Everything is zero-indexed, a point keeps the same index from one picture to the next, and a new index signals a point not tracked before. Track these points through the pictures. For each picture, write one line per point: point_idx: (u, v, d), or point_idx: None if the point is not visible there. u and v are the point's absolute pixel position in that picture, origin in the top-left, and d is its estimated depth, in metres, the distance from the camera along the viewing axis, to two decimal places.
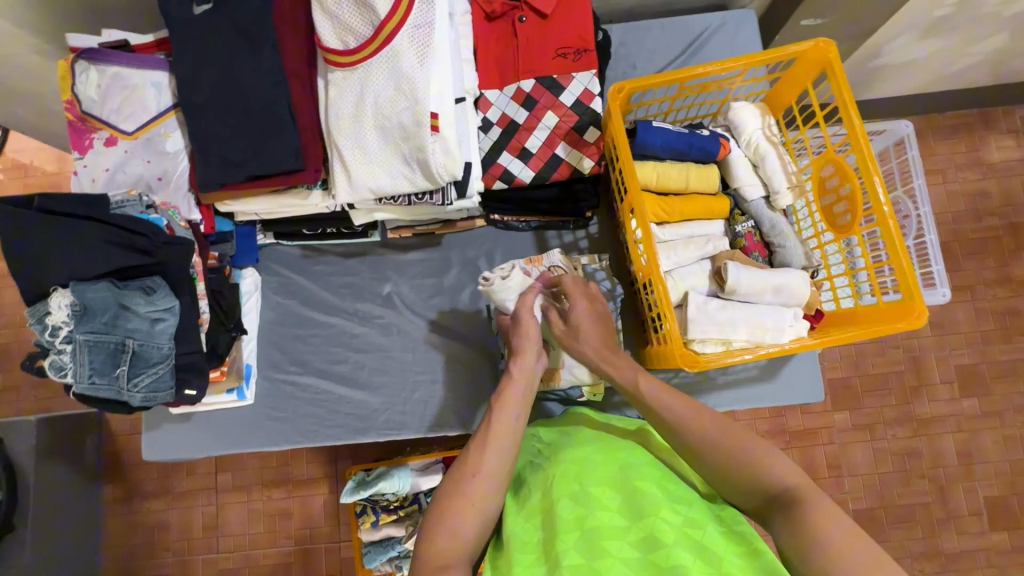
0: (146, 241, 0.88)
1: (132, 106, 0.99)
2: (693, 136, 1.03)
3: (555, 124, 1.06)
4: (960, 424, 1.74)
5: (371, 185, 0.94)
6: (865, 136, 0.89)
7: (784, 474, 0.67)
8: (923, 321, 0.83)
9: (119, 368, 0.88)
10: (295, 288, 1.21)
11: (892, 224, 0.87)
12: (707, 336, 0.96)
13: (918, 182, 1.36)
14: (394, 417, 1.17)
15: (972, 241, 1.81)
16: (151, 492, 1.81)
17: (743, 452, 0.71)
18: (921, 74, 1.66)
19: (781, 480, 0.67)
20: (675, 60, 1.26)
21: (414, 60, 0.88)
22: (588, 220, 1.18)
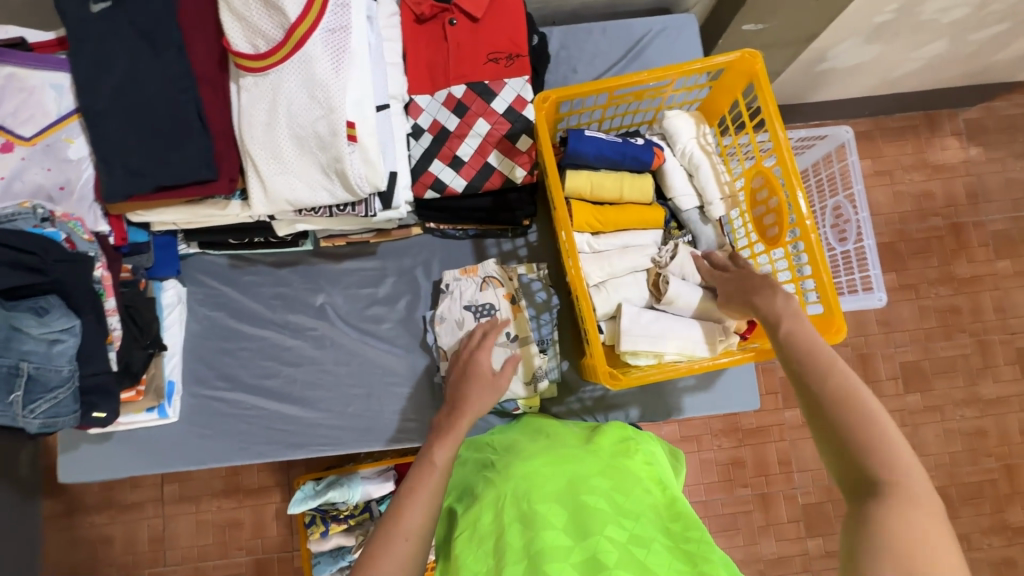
0: (38, 259, 0.82)
1: (29, 109, 0.92)
2: (626, 145, 1.01)
3: (486, 131, 1.03)
4: (903, 419, 1.79)
5: (288, 196, 0.89)
6: (790, 149, 0.88)
7: (895, 468, 0.56)
8: (841, 335, 0.83)
9: (13, 394, 0.83)
10: (222, 299, 1.16)
11: (815, 239, 0.87)
12: (637, 348, 0.96)
13: (858, 187, 1.39)
14: (329, 432, 1.13)
15: (917, 241, 1.86)
16: (93, 506, 1.74)
17: (887, 430, 0.59)
18: (867, 77, 1.69)
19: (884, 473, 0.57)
20: (616, 64, 1.24)
21: (328, 66, 0.84)
22: (527, 228, 1.16)
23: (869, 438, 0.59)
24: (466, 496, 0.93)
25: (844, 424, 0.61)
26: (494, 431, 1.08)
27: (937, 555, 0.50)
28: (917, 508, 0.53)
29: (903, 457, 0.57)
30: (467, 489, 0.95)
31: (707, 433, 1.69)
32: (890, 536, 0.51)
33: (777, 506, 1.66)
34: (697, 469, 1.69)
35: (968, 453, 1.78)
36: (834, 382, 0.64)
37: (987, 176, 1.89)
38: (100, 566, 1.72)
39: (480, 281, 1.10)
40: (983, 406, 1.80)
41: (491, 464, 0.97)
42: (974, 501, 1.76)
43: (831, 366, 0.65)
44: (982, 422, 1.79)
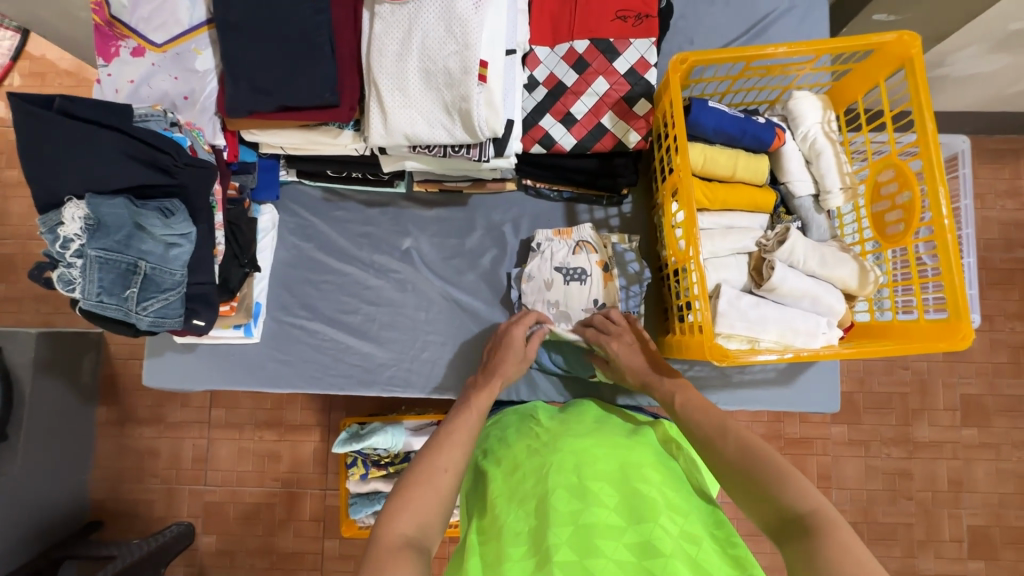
0: (169, 160, 0.84)
1: (163, 16, 0.94)
2: (748, 122, 0.98)
3: (604, 91, 1.00)
4: (956, 452, 1.72)
5: (407, 130, 0.89)
6: (937, 143, 0.84)
7: (805, 498, 0.64)
8: (967, 343, 0.80)
9: (129, 290, 0.85)
10: (312, 231, 1.18)
11: (950, 240, 0.83)
12: (734, 331, 0.93)
13: (965, 203, 1.31)
14: (400, 374, 1.15)
15: (999, 271, 1.76)
16: (144, 419, 1.80)
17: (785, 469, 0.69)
18: (979, 90, 1.59)
19: (802, 504, 0.64)
20: (735, 40, 1.18)
21: (469, 2, 0.83)
22: (623, 197, 1.14)
23: (775, 482, 0.67)
24: (507, 460, 0.92)
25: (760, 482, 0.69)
26: (540, 404, 1.08)
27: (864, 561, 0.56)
28: (842, 528, 0.60)
29: (801, 484, 0.66)
30: (507, 455, 0.94)
31: None
32: (836, 559, 0.57)
33: None
34: None
35: (1020, 497, 1.71)
36: (730, 443, 0.75)
37: None
38: (145, 476, 1.79)
39: (573, 244, 1.08)
40: None
41: (537, 434, 0.96)
42: (1018, 546, 1.70)
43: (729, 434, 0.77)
44: None
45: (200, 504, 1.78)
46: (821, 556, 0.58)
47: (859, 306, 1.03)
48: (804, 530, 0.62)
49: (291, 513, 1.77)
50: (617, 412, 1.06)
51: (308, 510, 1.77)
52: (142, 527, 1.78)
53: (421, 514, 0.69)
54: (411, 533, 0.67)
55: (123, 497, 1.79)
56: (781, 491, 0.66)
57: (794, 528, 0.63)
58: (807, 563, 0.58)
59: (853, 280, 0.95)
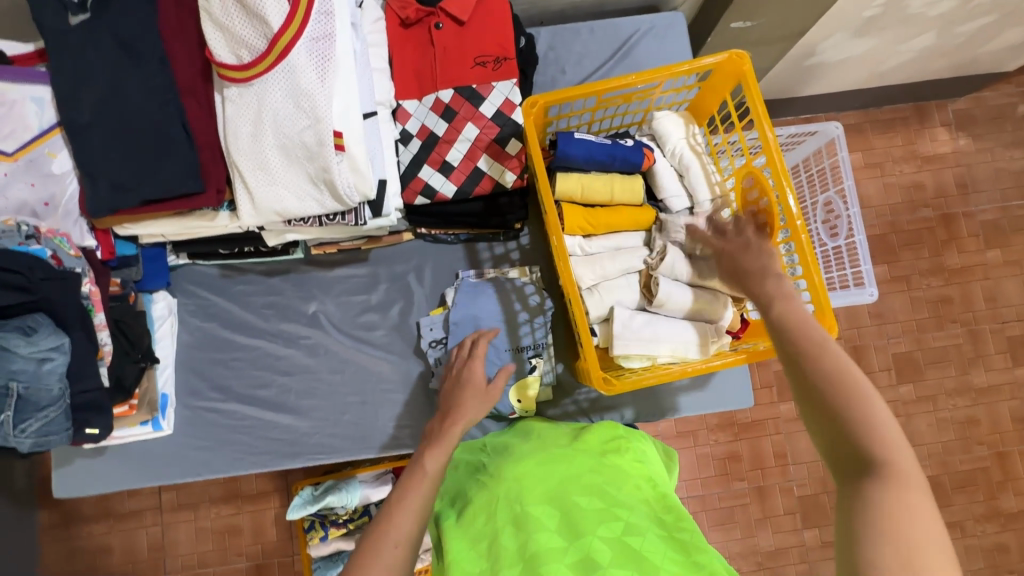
0: (22, 278, 0.82)
1: (11, 123, 0.91)
2: (616, 147, 1.01)
3: (475, 136, 1.02)
4: (897, 409, 1.80)
5: (276, 206, 0.89)
6: (778, 149, 0.89)
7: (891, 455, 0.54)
8: (832, 335, 0.84)
9: (2, 414, 0.82)
10: (213, 309, 1.15)
11: (805, 239, 0.88)
12: (630, 351, 0.96)
13: (849, 183, 1.39)
14: (325, 440, 1.13)
15: (906, 232, 1.87)
16: (90, 516, 1.71)
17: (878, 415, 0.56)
18: (856, 71, 1.68)
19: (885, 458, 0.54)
20: (603, 65, 1.23)
21: (313, 76, 0.83)
22: (518, 231, 1.16)
23: (866, 424, 0.56)
24: (456, 499, 0.91)
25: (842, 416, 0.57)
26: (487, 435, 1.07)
27: (930, 540, 0.48)
28: (920, 495, 0.51)
29: (893, 438, 0.55)
30: (458, 491, 0.92)
31: (702, 429, 1.76)
32: (903, 524, 0.48)
33: (773, 498, 1.73)
34: (695, 463, 1.74)
35: (960, 442, 1.80)
36: (826, 364, 0.60)
37: (977, 166, 1.90)
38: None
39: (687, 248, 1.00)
40: (974, 394, 1.81)
41: (482, 465, 0.95)
42: (967, 489, 1.78)
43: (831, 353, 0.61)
44: (972, 410, 1.81)
45: None
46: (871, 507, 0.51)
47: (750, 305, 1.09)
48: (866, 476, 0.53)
49: None
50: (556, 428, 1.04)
51: None
52: None
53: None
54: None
55: None
56: (867, 440, 0.55)
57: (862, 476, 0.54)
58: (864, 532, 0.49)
59: None
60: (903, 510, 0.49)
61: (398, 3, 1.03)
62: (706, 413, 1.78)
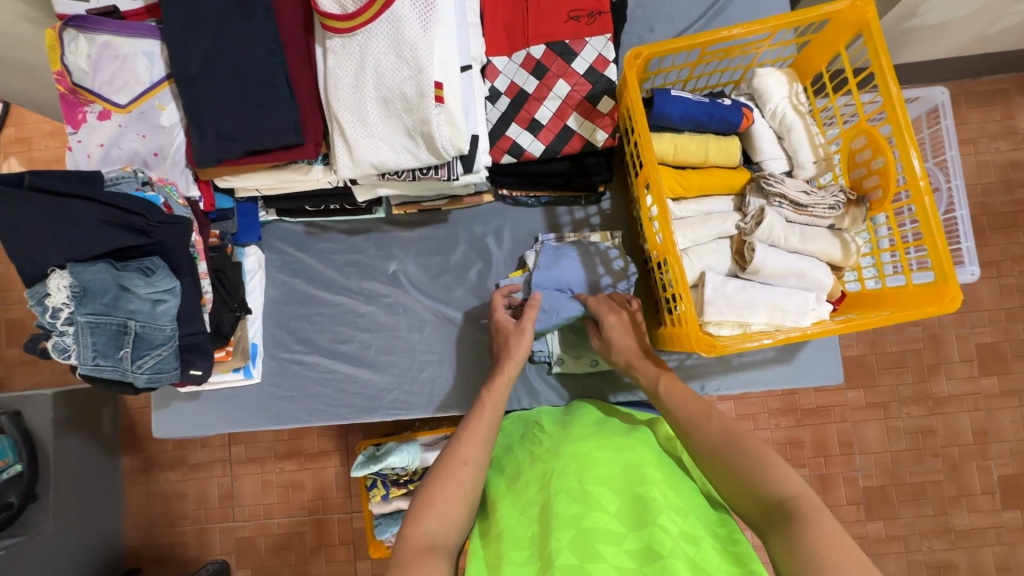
0: (143, 221, 0.86)
1: (124, 77, 0.95)
2: (714, 106, 0.97)
3: (566, 94, 1.00)
4: (978, 403, 1.70)
5: (373, 159, 0.90)
6: (902, 104, 0.82)
7: (786, 484, 0.67)
8: (957, 305, 0.78)
9: (122, 350, 0.87)
10: (299, 265, 1.19)
11: (928, 203, 0.81)
12: (723, 317, 0.93)
13: (951, 154, 1.29)
14: (401, 397, 1.15)
15: (1000, 214, 1.73)
16: (167, 463, 1.82)
17: (769, 461, 0.70)
18: (958, 36, 1.55)
19: (781, 490, 0.67)
20: (694, 23, 1.17)
21: (417, 26, 0.83)
22: (600, 194, 1.14)
23: (762, 471, 0.69)
24: (509, 466, 0.91)
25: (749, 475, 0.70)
26: (542, 410, 1.07)
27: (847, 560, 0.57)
28: (823, 516, 0.62)
29: (784, 473, 0.68)
30: (509, 463, 0.92)
31: (763, 412, 1.71)
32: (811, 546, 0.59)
33: (836, 488, 1.69)
34: None
35: None
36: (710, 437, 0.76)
37: None
38: (176, 519, 1.80)
39: (806, 184, 0.96)
40: None
41: (539, 439, 0.94)
42: None
43: (721, 428, 0.76)
44: None
45: (231, 540, 1.79)
46: (801, 549, 0.59)
47: (848, 276, 1.03)
48: (782, 519, 0.64)
49: (321, 540, 1.78)
50: (623, 410, 1.04)
51: (337, 535, 1.78)
52: (178, 569, 1.79)
53: (446, 511, 0.72)
54: (435, 532, 0.70)
55: (157, 543, 1.80)
56: (766, 480, 0.68)
57: (779, 519, 0.64)
58: (792, 551, 0.60)
59: (836, 253, 0.94)
60: (811, 529, 0.61)
61: None
62: (767, 396, 1.74)
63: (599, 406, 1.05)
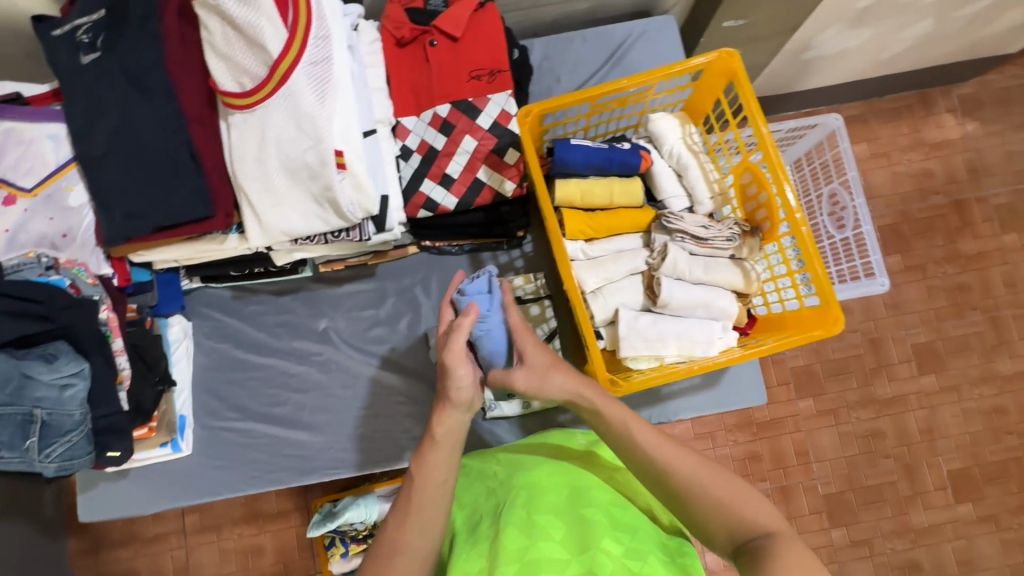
0: (43, 307, 0.85)
1: (29, 161, 0.95)
2: (613, 151, 1.02)
3: (474, 148, 1.04)
4: (921, 401, 1.76)
5: (283, 226, 0.92)
6: (773, 144, 0.89)
7: (764, 519, 0.69)
8: (839, 327, 0.83)
9: (28, 440, 0.85)
10: (228, 330, 1.18)
11: (806, 232, 0.87)
12: (638, 352, 0.96)
13: (852, 174, 1.39)
14: (339, 455, 1.14)
15: (918, 220, 1.84)
16: (117, 541, 1.73)
17: (739, 498, 0.71)
18: (855, 62, 1.68)
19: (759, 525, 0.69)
20: (598, 72, 1.24)
21: (314, 99, 0.86)
22: (521, 238, 1.17)
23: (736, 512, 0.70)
24: (465, 507, 0.91)
25: (723, 518, 0.70)
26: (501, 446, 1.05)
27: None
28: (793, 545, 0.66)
29: (756, 506, 0.70)
30: (466, 509, 0.91)
31: (719, 430, 1.74)
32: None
33: (797, 498, 1.71)
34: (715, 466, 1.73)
35: (989, 432, 1.75)
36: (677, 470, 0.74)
37: (987, 150, 1.87)
38: None
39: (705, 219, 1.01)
40: (1000, 382, 1.77)
41: (493, 474, 0.94)
42: (999, 481, 1.73)
43: (696, 467, 0.74)
44: (999, 399, 1.76)
45: None
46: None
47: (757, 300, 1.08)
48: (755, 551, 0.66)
49: None
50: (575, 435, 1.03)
51: None
52: None
53: None
54: None
55: None
56: (744, 514, 0.69)
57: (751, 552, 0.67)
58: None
59: (738, 281, 0.99)
60: (792, 559, 0.63)
61: (392, 23, 1.05)
62: (722, 413, 1.77)
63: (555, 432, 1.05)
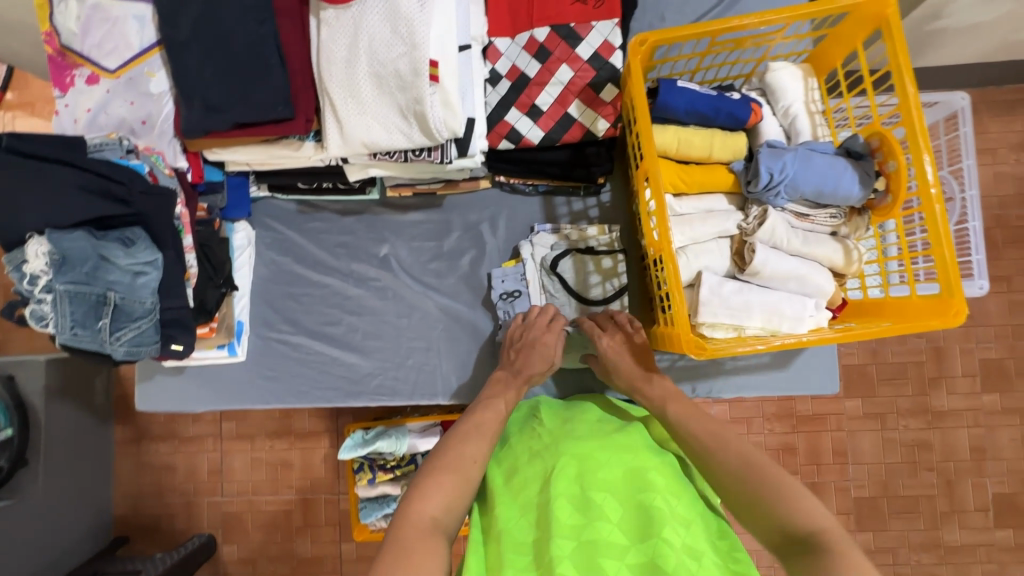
0: (123, 190, 0.85)
1: (113, 40, 0.92)
2: (721, 100, 0.93)
3: (569, 79, 0.96)
4: (978, 419, 1.65)
5: (364, 138, 0.87)
6: (918, 106, 0.79)
7: (812, 518, 0.64)
8: (961, 320, 0.76)
9: (100, 321, 0.85)
10: (288, 244, 1.16)
11: (939, 211, 0.78)
12: (717, 320, 0.90)
13: (968, 162, 1.25)
14: (387, 382, 1.13)
15: (1014, 229, 1.67)
16: (159, 435, 1.80)
17: (789, 490, 0.67)
18: (982, 41, 1.47)
19: (806, 524, 0.64)
20: (708, 13, 1.12)
21: (413, 0, 0.80)
22: (600, 186, 1.10)
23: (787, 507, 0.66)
24: (507, 459, 0.88)
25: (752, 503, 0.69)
26: (546, 403, 1.01)
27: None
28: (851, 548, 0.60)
29: (805, 502, 0.65)
30: (508, 461, 0.87)
31: (759, 416, 1.68)
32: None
33: (827, 496, 1.66)
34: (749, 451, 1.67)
35: None
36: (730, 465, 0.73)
37: None
38: (164, 491, 1.80)
39: None
40: None
41: (538, 432, 0.90)
42: None
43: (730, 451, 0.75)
44: None
45: (218, 515, 1.79)
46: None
47: (851, 284, 1.00)
48: (803, 551, 0.62)
49: (307, 520, 1.77)
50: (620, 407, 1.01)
51: (323, 516, 1.77)
52: (166, 540, 1.79)
53: (445, 501, 0.70)
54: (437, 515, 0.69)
55: (145, 513, 1.80)
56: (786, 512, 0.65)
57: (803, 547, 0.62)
58: None
59: (838, 258, 0.91)
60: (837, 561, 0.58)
61: None
62: (764, 401, 1.70)
63: (599, 404, 1.02)
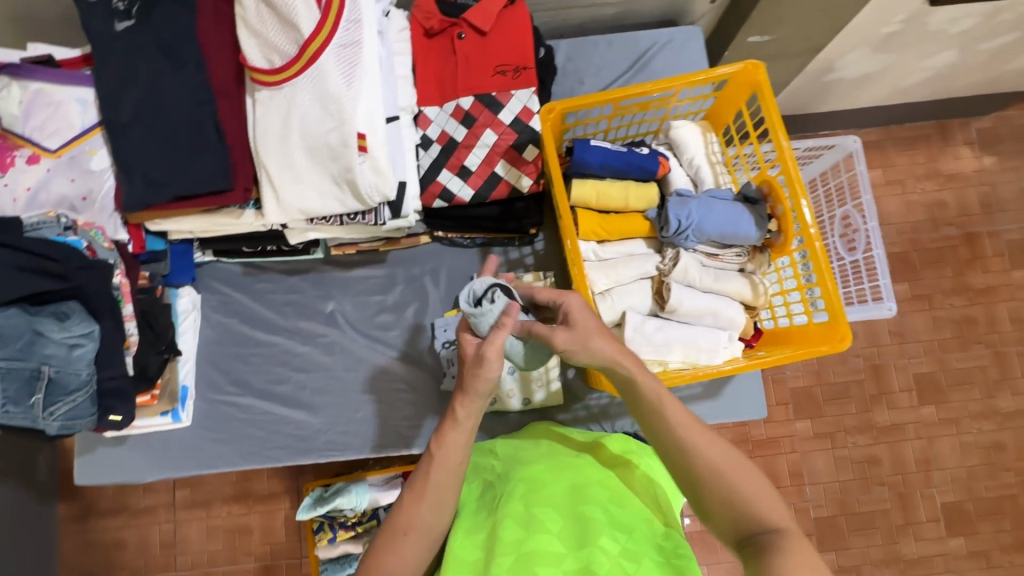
0: (61, 266, 0.87)
1: (55, 122, 0.96)
2: (631, 154, 1.02)
3: (494, 142, 1.05)
4: (919, 431, 1.74)
5: (299, 205, 0.93)
6: (792, 159, 0.91)
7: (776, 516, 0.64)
8: (847, 344, 0.85)
9: (34, 397, 0.86)
10: (235, 306, 1.19)
11: (819, 248, 0.89)
12: (642, 355, 0.97)
13: (866, 198, 1.38)
14: (337, 437, 1.14)
15: (929, 250, 1.82)
16: (107, 510, 1.72)
17: (756, 486, 0.66)
18: (874, 88, 1.66)
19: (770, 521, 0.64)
20: (621, 76, 1.25)
21: (340, 81, 0.87)
22: (533, 236, 1.18)
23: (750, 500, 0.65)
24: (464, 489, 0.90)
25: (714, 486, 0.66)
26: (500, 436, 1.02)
27: None
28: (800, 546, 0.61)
29: (769, 500, 0.65)
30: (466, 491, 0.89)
31: None
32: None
33: None
34: None
35: (987, 467, 1.73)
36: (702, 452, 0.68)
37: (1002, 186, 1.85)
38: (113, 570, 1.70)
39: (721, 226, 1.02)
40: (999, 418, 1.75)
41: (493, 464, 0.92)
42: (993, 517, 1.71)
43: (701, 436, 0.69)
44: (1000, 435, 1.74)
45: None
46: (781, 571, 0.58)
47: (764, 314, 1.10)
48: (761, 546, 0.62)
49: None
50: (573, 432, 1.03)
51: None
52: None
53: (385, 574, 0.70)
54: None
55: None
56: (751, 506, 0.65)
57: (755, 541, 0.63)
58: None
59: (746, 292, 1.00)
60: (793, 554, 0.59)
61: (422, 14, 1.06)
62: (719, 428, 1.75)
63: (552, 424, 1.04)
